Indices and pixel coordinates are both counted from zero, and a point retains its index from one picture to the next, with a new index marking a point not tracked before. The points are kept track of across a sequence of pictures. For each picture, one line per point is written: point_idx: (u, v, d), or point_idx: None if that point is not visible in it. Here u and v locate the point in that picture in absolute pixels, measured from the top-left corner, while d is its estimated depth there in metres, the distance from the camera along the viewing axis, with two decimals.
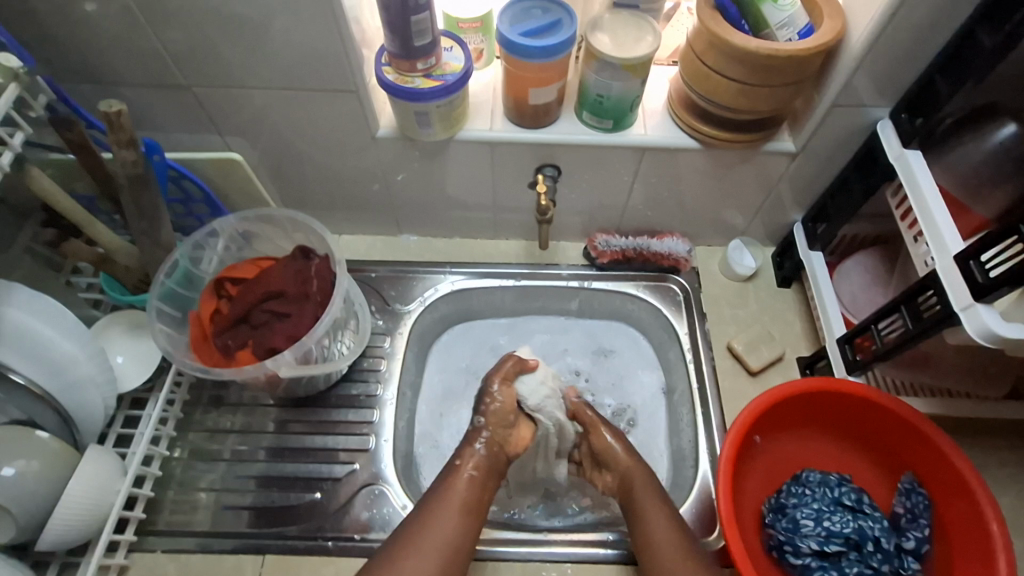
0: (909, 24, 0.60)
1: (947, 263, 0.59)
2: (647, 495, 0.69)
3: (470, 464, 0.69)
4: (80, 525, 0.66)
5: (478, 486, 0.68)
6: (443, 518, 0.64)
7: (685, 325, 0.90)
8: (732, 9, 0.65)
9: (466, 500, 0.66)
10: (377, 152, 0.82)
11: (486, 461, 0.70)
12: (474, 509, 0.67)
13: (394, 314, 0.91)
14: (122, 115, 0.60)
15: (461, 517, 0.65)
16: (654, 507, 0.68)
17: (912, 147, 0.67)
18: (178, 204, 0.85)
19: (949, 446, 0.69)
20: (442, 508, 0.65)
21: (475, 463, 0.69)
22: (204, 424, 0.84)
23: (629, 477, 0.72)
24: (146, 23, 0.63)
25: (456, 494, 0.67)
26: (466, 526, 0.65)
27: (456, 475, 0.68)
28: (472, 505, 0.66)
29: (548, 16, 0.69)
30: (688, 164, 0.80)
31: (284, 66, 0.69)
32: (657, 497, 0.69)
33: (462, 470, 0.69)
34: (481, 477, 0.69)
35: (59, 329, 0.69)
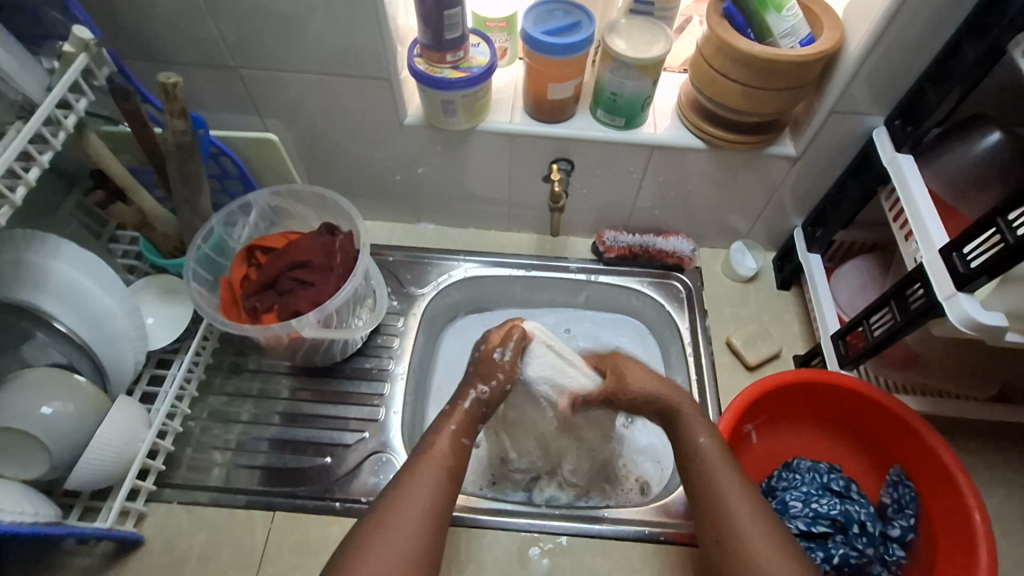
0: (902, 36, 0.65)
1: (932, 256, 0.63)
2: (693, 422, 0.68)
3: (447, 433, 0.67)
4: (107, 467, 0.71)
5: (464, 452, 0.67)
6: (428, 480, 0.62)
7: (686, 320, 0.93)
8: (739, 18, 0.71)
9: (450, 469, 0.64)
10: (403, 140, 0.87)
11: (467, 426, 0.68)
12: (453, 476, 0.64)
13: (409, 296, 0.96)
14: (178, 87, 0.66)
15: (443, 479, 0.63)
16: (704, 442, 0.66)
17: (904, 152, 0.71)
18: (214, 180, 0.91)
19: (935, 438, 0.71)
20: (425, 471, 0.63)
21: (458, 421, 0.68)
22: (224, 388, 0.88)
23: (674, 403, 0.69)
24: (205, 9, 0.70)
25: (440, 459, 0.64)
26: (447, 488, 0.63)
27: (437, 437, 0.66)
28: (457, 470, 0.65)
29: (569, 17, 0.75)
30: (694, 165, 0.85)
31: (325, 54, 0.75)
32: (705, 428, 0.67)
33: (443, 436, 0.66)
34: (461, 441, 0.67)
35: (101, 284, 0.75)
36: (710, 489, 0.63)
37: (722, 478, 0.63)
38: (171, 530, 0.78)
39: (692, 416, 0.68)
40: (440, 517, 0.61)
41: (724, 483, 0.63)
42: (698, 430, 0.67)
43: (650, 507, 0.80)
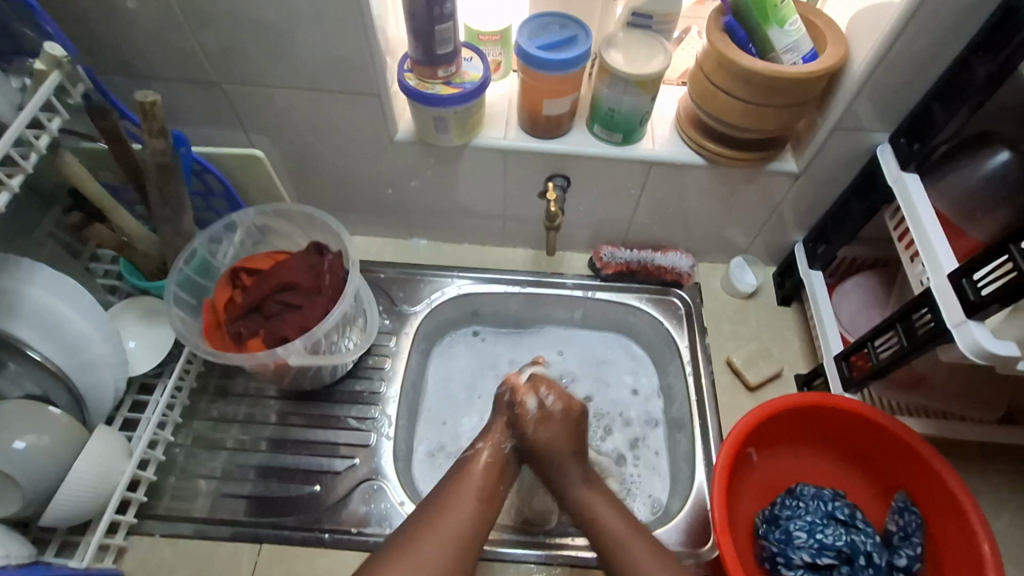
0: (908, 52, 0.63)
1: (941, 281, 0.61)
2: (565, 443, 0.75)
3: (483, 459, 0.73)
4: (85, 502, 0.68)
5: (493, 474, 0.72)
6: (461, 503, 0.67)
7: (686, 338, 0.91)
8: (740, 32, 0.68)
9: (481, 490, 0.69)
10: (394, 156, 0.85)
11: (503, 454, 0.74)
12: (487, 499, 0.69)
13: (401, 315, 0.93)
14: (156, 105, 0.63)
15: (476, 506, 0.67)
16: (587, 491, 0.72)
17: (910, 171, 0.69)
18: (199, 197, 0.88)
19: (943, 466, 0.69)
20: (456, 495, 0.68)
21: (490, 451, 0.74)
22: (209, 413, 0.85)
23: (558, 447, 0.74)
24: (185, 22, 0.67)
25: (472, 482, 0.70)
26: (481, 515, 0.67)
27: (477, 460, 0.72)
28: (485, 494, 0.69)
29: (565, 31, 0.72)
30: (694, 181, 0.83)
31: (312, 70, 0.73)
32: (583, 477, 0.74)
33: (478, 461, 0.72)
34: (497, 469, 0.73)
35: (79, 309, 0.72)
36: (602, 526, 0.69)
37: (607, 513, 0.70)
38: (154, 564, 0.75)
39: (573, 465, 0.74)
40: (470, 542, 0.65)
41: (612, 523, 0.69)
42: (576, 481, 0.73)
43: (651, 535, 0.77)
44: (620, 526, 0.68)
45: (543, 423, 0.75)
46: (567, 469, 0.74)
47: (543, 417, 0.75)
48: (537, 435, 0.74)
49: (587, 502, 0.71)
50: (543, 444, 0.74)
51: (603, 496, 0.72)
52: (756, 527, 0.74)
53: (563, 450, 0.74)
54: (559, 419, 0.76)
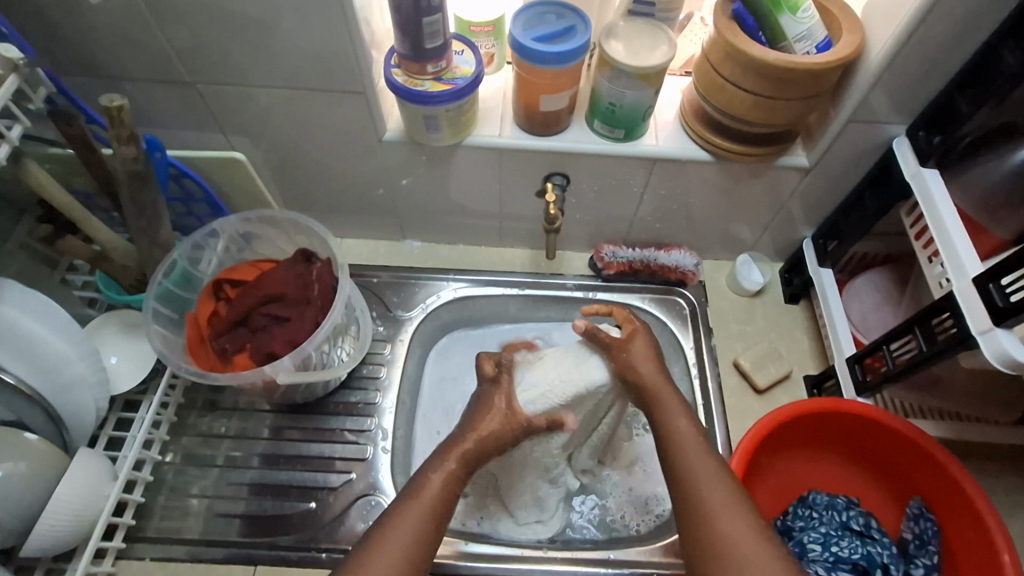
0: (928, 39, 0.59)
1: (965, 284, 0.58)
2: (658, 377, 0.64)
3: (437, 484, 0.59)
4: (69, 530, 0.64)
5: (451, 496, 0.59)
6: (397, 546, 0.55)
7: (691, 340, 0.88)
8: (749, 20, 0.64)
9: (429, 519, 0.57)
10: (384, 156, 0.80)
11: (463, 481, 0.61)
12: (438, 524, 0.58)
13: (395, 321, 0.90)
14: (124, 110, 0.59)
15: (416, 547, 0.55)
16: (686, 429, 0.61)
17: (928, 166, 0.66)
18: (179, 203, 0.84)
19: (961, 473, 0.67)
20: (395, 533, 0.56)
21: (448, 474, 0.60)
22: (198, 429, 0.82)
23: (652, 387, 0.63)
24: (151, 17, 0.62)
25: (418, 511, 0.57)
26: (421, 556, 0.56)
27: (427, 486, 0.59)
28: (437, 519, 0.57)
29: (562, 21, 0.68)
30: (699, 176, 0.79)
31: (292, 66, 0.68)
32: (686, 416, 0.62)
33: (432, 483, 0.59)
34: (450, 497, 0.59)
35: (53, 327, 0.68)
36: (693, 477, 0.58)
37: (701, 465, 0.58)
38: None
39: (674, 401, 0.63)
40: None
41: (703, 473, 0.58)
42: (676, 415, 0.62)
43: (656, 547, 0.74)
44: (712, 476, 0.58)
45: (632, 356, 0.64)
46: (666, 407, 0.62)
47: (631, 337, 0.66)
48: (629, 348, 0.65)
49: (675, 434, 0.61)
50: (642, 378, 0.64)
51: (693, 428, 0.61)
52: None
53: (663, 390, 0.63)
54: (645, 339, 0.66)
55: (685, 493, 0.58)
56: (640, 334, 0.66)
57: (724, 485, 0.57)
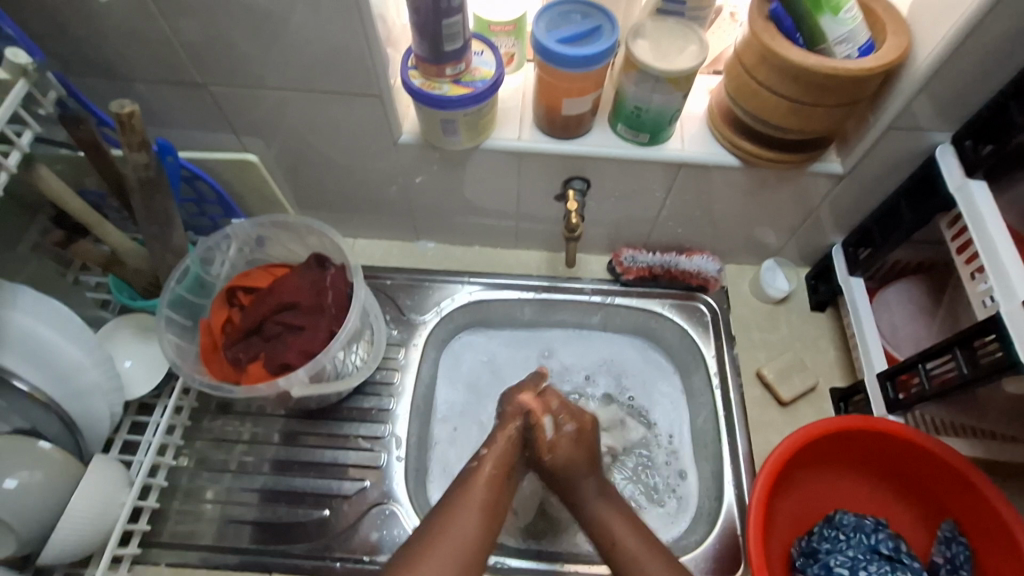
0: (980, 44, 0.55)
1: (1013, 307, 0.55)
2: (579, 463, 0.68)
3: (489, 466, 0.66)
4: (84, 539, 0.64)
5: (497, 488, 0.65)
6: (467, 517, 0.61)
7: (712, 349, 0.85)
8: (787, 20, 0.60)
9: (485, 502, 0.63)
10: (398, 156, 0.78)
11: (507, 464, 0.67)
12: (494, 510, 0.63)
13: (409, 324, 0.88)
14: (134, 116, 0.57)
15: (481, 519, 0.61)
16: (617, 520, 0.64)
17: (975, 177, 0.62)
18: (191, 204, 0.82)
19: (997, 496, 0.64)
20: (461, 506, 0.62)
21: (494, 461, 0.67)
22: (212, 432, 0.81)
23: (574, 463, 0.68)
24: (160, 15, 0.59)
25: (476, 496, 0.63)
26: (489, 530, 0.61)
27: (479, 471, 0.66)
28: (492, 507, 0.63)
29: (588, 21, 0.64)
30: (726, 182, 0.76)
31: (306, 66, 0.65)
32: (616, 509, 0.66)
33: (481, 473, 0.66)
34: (501, 479, 0.66)
35: (66, 334, 0.67)
36: (620, 550, 0.62)
37: (626, 535, 0.63)
38: None
39: (587, 481, 0.68)
40: (476, 558, 0.59)
41: (631, 547, 0.62)
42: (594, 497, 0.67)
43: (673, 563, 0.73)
44: (625, 541, 0.63)
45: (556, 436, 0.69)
46: (587, 493, 0.67)
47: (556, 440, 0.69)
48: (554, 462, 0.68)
49: (604, 521, 0.65)
50: (563, 461, 0.68)
51: (622, 516, 0.65)
52: (792, 559, 0.70)
53: (580, 471, 0.68)
54: (571, 438, 0.70)
55: (609, 549, 0.63)
56: (565, 413, 0.71)
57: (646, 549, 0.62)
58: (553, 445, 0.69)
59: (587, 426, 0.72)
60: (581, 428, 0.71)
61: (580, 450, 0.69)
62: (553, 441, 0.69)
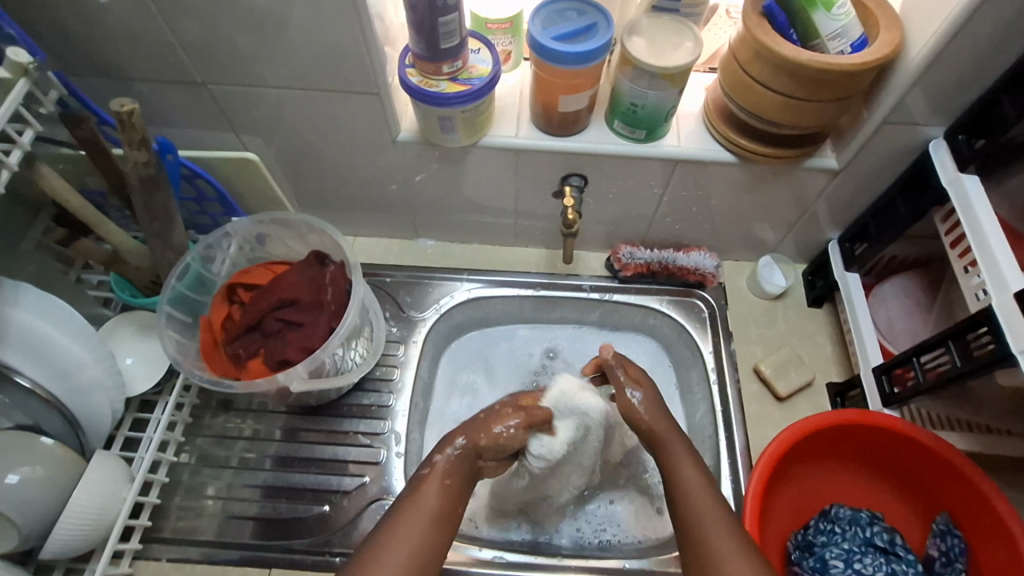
0: (971, 39, 0.56)
1: (1005, 299, 0.55)
2: (660, 425, 0.65)
3: (440, 476, 0.61)
4: (86, 534, 0.64)
5: (452, 494, 0.61)
6: (411, 531, 0.57)
7: (710, 344, 0.86)
8: (780, 17, 0.61)
9: (437, 513, 0.59)
10: (396, 154, 0.78)
11: (463, 470, 0.62)
12: (445, 521, 0.59)
13: (408, 321, 0.88)
14: (134, 114, 0.57)
15: (428, 530, 0.58)
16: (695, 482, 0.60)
17: (968, 172, 0.63)
18: (192, 202, 0.83)
19: (991, 488, 0.65)
20: (405, 521, 0.58)
21: (446, 470, 0.62)
22: (212, 429, 0.82)
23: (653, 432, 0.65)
24: (160, 15, 0.60)
25: (426, 505, 0.59)
26: (434, 541, 0.58)
27: (428, 480, 0.61)
28: (442, 516, 0.59)
29: (584, 19, 0.65)
30: (723, 178, 0.76)
31: (304, 65, 0.66)
32: (693, 462, 0.62)
33: (433, 479, 0.61)
34: (456, 486, 0.61)
35: (68, 330, 0.67)
36: (697, 515, 0.58)
37: (705, 508, 0.58)
38: None
39: (682, 451, 0.63)
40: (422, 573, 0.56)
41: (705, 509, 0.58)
42: (683, 465, 0.62)
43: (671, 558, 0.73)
44: (710, 508, 0.58)
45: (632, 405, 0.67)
46: (677, 460, 0.62)
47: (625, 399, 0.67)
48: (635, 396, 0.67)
49: (680, 481, 0.60)
50: (650, 428, 0.65)
51: (702, 482, 0.60)
52: (788, 552, 0.71)
53: (665, 434, 0.64)
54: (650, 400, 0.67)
55: (685, 513, 0.58)
56: (645, 382, 0.69)
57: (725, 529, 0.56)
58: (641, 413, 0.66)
59: (637, 380, 0.69)
60: (647, 392, 0.68)
61: (666, 417, 0.66)
62: (494, 434, 0.64)
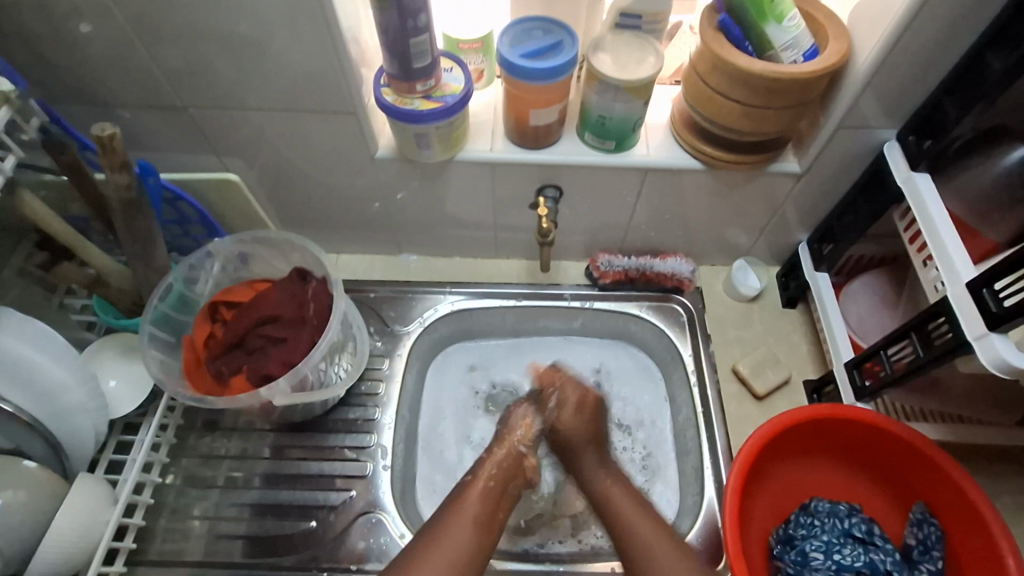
0: (914, 46, 0.59)
1: (959, 290, 0.58)
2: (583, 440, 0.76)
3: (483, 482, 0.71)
4: (69, 557, 0.64)
5: (492, 496, 0.70)
6: (458, 531, 0.65)
7: (689, 347, 0.87)
8: (735, 30, 0.64)
9: (478, 515, 0.67)
10: (375, 172, 0.80)
11: (502, 474, 0.72)
12: (484, 523, 0.67)
13: (393, 336, 0.90)
14: (116, 138, 0.59)
15: (471, 532, 0.65)
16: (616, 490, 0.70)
17: (920, 170, 0.66)
18: (174, 224, 0.84)
19: (961, 475, 0.67)
20: (453, 520, 0.66)
21: (491, 474, 0.72)
22: (198, 450, 0.82)
23: (571, 435, 0.76)
24: (140, 42, 0.62)
25: (469, 509, 0.67)
26: (480, 540, 0.65)
27: (471, 486, 0.70)
28: (483, 518, 0.67)
29: (550, 37, 0.68)
30: (693, 185, 0.79)
31: (282, 88, 0.68)
32: (627, 495, 0.70)
33: (476, 484, 0.70)
34: (497, 491, 0.71)
35: (50, 354, 0.68)
36: (619, 516, 0.68)
37: (621, 496, 0.69)
38: None
39: (590, 455, 0.75)
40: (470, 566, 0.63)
41: (632, 517, 0.67)
42: (621, 494, 0.70)
43: None
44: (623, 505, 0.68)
45: (565, 406, 0.78)
46: (586, 464, 0.74)
47: (563, 404, 0.78)
48: (559, 418, 0.77)
49: (612, 499, 0.69)
50: (566, 429, 0.76)
51: (632, 501, 0.69)
52: (771, 547, 0.72)
53: (580, 442, 0.76)
54: (574, 409, 0.78)
55: (616, 523, 0.68)
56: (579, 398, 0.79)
57: (666, 544, 0.64)
58: (557, 416, 0.77)
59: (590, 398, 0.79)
60: (586, 408, 0.78)
61: (586, 430, 0.77)
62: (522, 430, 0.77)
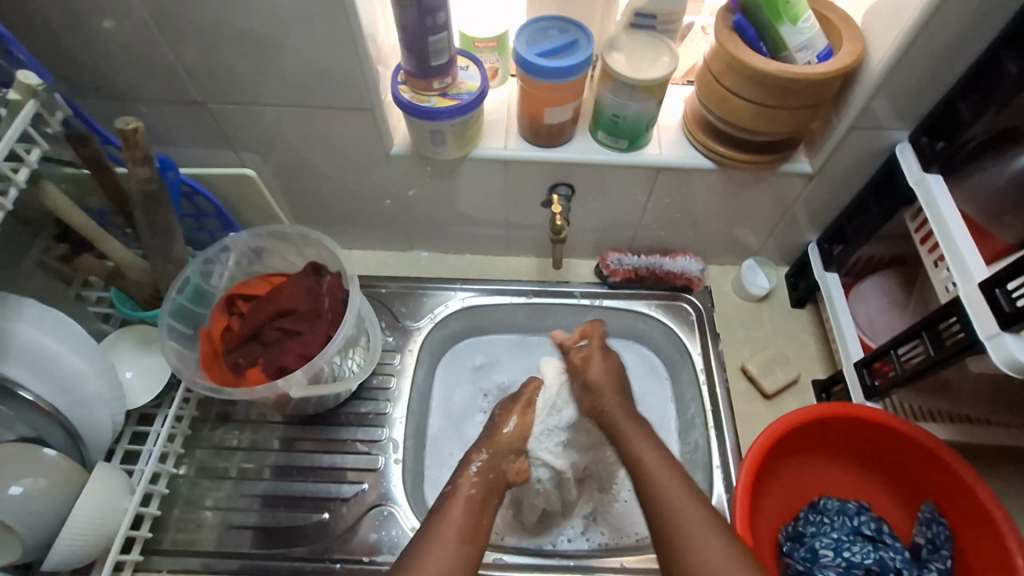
0: (928, 48, 0.60)
1: (971, 290, 0.58)
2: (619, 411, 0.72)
3: (464, 494, 0.66)
4: (87, 545, 0.65)
5: (478, 507, 0.65)
6: (442, 549, 0.60)
7: (698, 346, 0.88)
8: (750, 31, 0.65)
9: (462, 529, 0.62)
10: (389, 169, 0.81)
11: (483, 484, 0.68)
12: (471, 535, 0.62)
13: (404, 331, 0.90)
14: (139, 132, 0.60)
15: (458, 547, 0.61)
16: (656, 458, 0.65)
17: (932, 171, 0.67)
18: (190, 218, 0.85)
19: (971, 475, 0.67)
20: (437, 537, 0.61)
21: (474, 481, 0.67)
22: (212, 441, 0.83)
23: (600, 390, 0.74)
24: (163, 39, 0.63)
25: (453, 522, 0.63)
26: (467, 553, 0.61)
27: (455, 498, 0.65)
28: (469, 531, 0.62)
29: (566, 36, 0.69)
30: (704, 185, 0.80)
31: (300, 84, 0.69)
32: (655, 448, 0.67)
33: (457, 499, 0.65)
34: (480, 501, 0.66)
35: (70, 343, 0.69)
36: (657, 488, 0.62)
37: (644, 448, 0.67)
38: None
39: (637, 432, 0.69)
40: None
41: (669, 488, 0.62)
42: (645, 449, 0.67)
43: None
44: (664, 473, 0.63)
45: (590, 359, 0.77)
46: (616, 416, 0.72)
47: (590, 357, 0.78)
48: (586, 368, 0.76)
49: (640, 456, 0.66)
50: (595, 383, 0.75)
51: (658, 457, 0.65)
52: (780, 544, 0.73)
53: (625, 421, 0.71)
54: (602, 360, 0.77)
55: (643, 478, 0.64)
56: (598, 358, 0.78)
57: (697, 508, 0.60)
58: (587, 369, 0.76)
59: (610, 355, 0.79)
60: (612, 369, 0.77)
61: (615, 384, 0.75)
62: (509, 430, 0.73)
